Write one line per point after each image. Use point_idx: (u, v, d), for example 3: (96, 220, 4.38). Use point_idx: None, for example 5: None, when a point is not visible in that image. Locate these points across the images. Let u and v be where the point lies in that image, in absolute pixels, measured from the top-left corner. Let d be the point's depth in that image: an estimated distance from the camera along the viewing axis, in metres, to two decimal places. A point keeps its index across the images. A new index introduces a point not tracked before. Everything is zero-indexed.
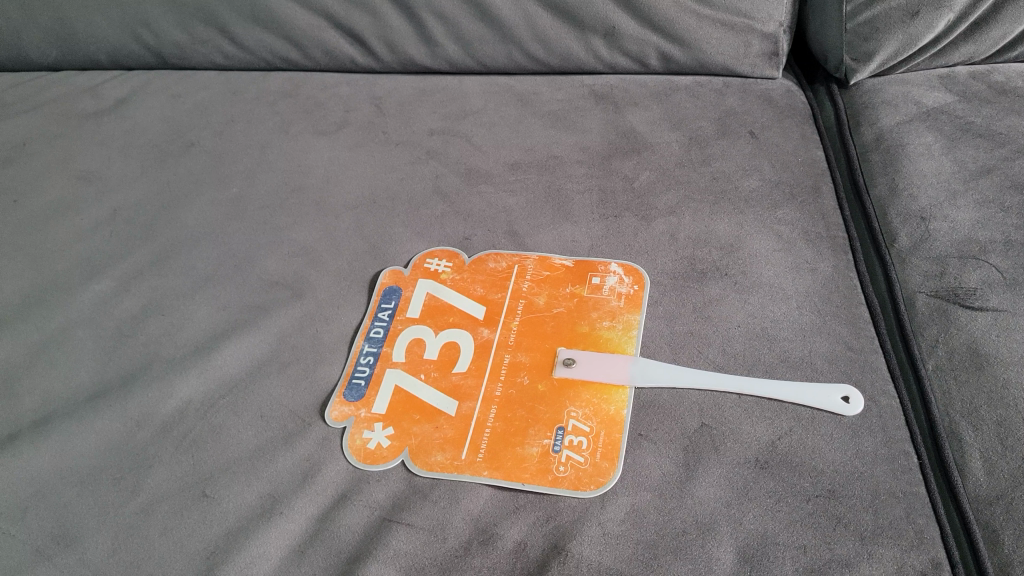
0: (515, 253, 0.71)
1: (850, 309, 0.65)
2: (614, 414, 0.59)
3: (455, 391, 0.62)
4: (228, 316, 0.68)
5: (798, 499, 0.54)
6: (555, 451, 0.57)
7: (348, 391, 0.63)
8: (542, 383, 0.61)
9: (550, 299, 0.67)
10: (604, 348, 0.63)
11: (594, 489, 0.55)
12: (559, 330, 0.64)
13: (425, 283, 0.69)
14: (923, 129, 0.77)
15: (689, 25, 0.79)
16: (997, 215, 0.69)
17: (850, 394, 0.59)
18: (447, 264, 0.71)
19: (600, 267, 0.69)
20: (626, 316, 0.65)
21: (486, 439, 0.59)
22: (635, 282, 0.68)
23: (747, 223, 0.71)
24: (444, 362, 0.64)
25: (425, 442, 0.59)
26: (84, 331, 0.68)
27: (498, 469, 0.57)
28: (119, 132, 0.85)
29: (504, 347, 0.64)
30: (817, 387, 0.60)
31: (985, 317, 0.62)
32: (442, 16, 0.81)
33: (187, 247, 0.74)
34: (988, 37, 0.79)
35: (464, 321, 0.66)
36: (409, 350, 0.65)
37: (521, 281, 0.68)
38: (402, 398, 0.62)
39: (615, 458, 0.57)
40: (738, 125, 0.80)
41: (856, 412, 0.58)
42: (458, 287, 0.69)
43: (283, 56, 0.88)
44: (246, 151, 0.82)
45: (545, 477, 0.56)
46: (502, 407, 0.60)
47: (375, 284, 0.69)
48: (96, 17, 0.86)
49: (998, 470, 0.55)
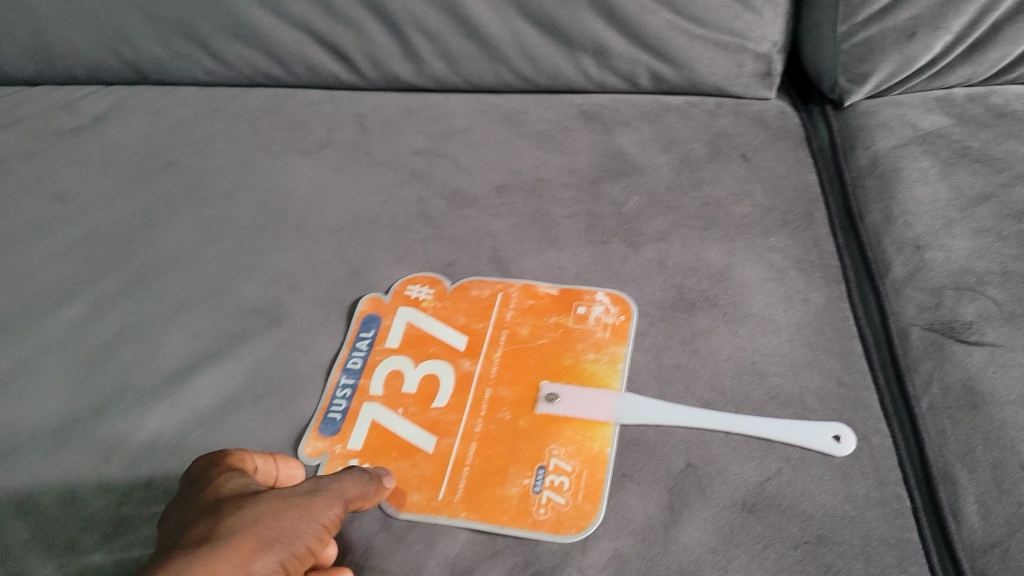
0: (500, 279, 0.69)
1: (842, 342, 0.64)
2: (597, 453, 0.57)
3: (434, 428, 0.60)
4: (203, 344, 0.66)
5: (786, 545, 0.53)
6: (536, 492, 0.56)
7: (323, 426, 0.61)
8: (524, 419, 0.60)
9: (534, 330, 0.65)
10: (588, 381, 0.61)
11: (576, 532, 0.54)
12: (542, 363, 0.63)
13: (405, 310, 0.67)
14: (919, 153, 0.75)
15: (680, 44, 0.77)
16: (994, 244, 0.67)
17: (842, 433, 0.58)
18: (428, 291, 0.68)
19: (586, 295, 0.67)
20: (612, 348, 0.63)
21: (465, 479, 0.57)
22: (621, 312, 0.66)
23: (738, 250, 0.70)
24: (423, 396, 0.62)
25: (403, 482, 0.57)
26: (55, 358, 0.66)
27: (476, 511, 0.55)
28: (97, 149, 0.82)
29: (485, 380, 0.62)
30: (807, 425, 0.58)
31: (981, 352, 0.61)
32: (428, 32, 0.79)
33: (163, 270, 0.72)
34: (986, 58, 0.77)
35: (445, 352, 0.64)
36: (387, 383, 0.63)
37: (504, 310, 0.66)
38: (379, 434, 0.60)
39: (598, 499, 0.55)
40: (730, 148, 0.78)
41: (847, 453, 0.57)
42: (440, 314, 0.67)
43: (266, 72, 0.85)
44: (225, 170, 0.79)
45: (525, 519, 0.55)
46: (482, 444, 0.59)
47: (355, 311, 0.68)
48: (74, 32, 0.83)
49: (993, 516, 0.53)
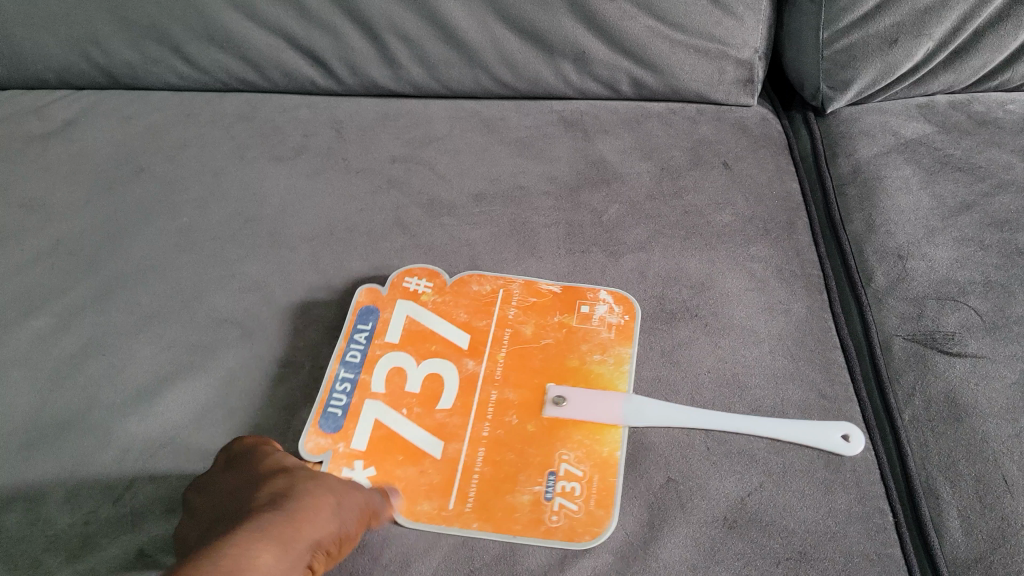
0: (499, 275, 0.68)
1: (824, 352, 0.63)
2: (607, 457, 0.57)
3: (440, 430, 0.59)
4: (174, 357, 0.65)
5: (767, 563, 0.52)
6: (547, 499, 0.55)
7: (323, 422, 0.59)
8: (532, 423, 0.58)
9: (537, 330, 0.64)
10: (597, 382, 0.61)
11: (589, 540, 0.53)
12: (547, 364, 0.62)
13: (404, 305, 0.66)
14: (901, 161, 0.74)
15: (661, 50, 0.76)
16: (976, 253, 0.67)
17: (850, 431, 0.58)
18: (425, 286, 0.67)
19: (589, 294, 0.66)
20: (617, 349, 0.63)
21: (474, 486, 0.56)
22: (625, 312, 0.65)
23: (719, 260, 0.69)
24: (427, 396, 0.60)
25: (410, 487, 0.56)
26: (20, 372, 0.64)
27: (488, 521, 0.54)
28: (65, 155, 0.79)
29: (491, 381, 0.61)
30: (816, 423, 0.58)
31: (963, 363, 0.61)
32: (407, 38, 0.78)
33: (132, 280, 0.70)
34: (968, 66, 0.77)
35: (447, 350, 0.63)
36: (389, 381, 0.61)
37: (506, 308, 0.65)
38: (383, 434, 0.59)
39: (610, 506, 0.54)
40: (712, 155, 0.77)
41: (857, 451, 0.57)
42: (440, 311, 0.65)
43: (241, 77, 0.83)
44: (198, 177, 0.77)
45: (537, 528, 0.54)
46: (490, 449, 0.57)
47: (353, 303, 0.66)
48: (42, 34, 0.80)
49: (975, 531, 0.53)
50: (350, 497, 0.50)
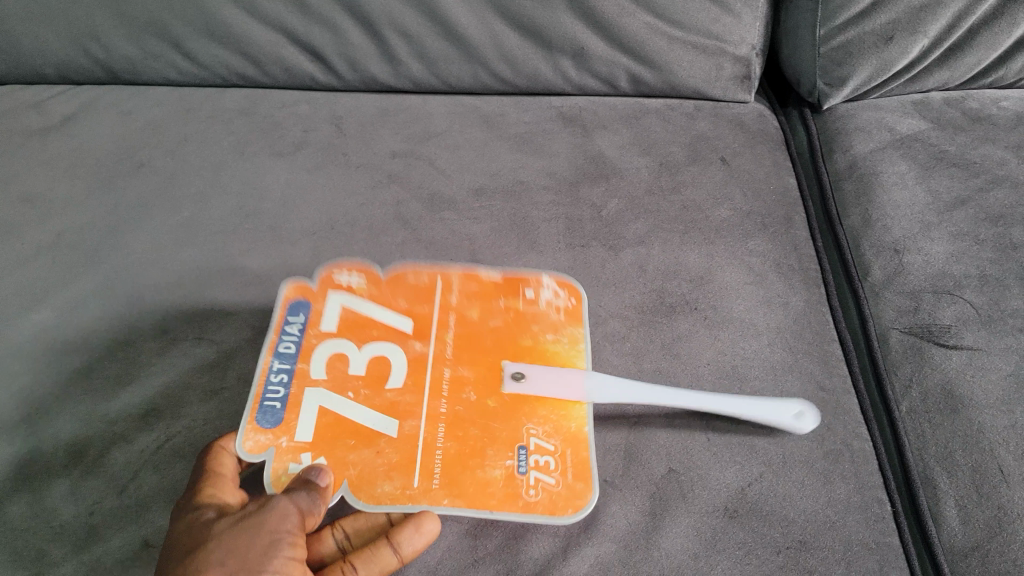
0: (433, 266, 0.65)
1: (822, 345, 0.64)
2: (576, 432, 0.57)
3: (393, 409, 0.56)
4: (176, 351, 0.65)
5: (768, 551, 0.53)
6: (522, 473, 0.54)
7: (260, 414, 0.54)
8: (492, 400, 0.57)
9: (485, 312, 0.63)
10: (554, 360, 0.60)
11: (572, 513, 0.53)
12: (500, 344, 0.61)
13: (333, 291, 0.62)
14: (897, 157, 0.75)
15: (659, 47, 0.77)
16: (972, 247, 0.68)
17: (802, 409, 0.59)
18: (355, 269, 0.64)
19: (533, 280, 0.66)
20: (569, 330, 0.63)
21: (440, 462, 0.54)
22: (572, 295, 0.65)
23: (718, 254, 0.70)
24: (374, 378, 0.58)
25: (367, 471, 0.53)
26: (23, 365, 0.64)
27: (460, 496, 0.52)
28: (65, 151, 0.79)
29: (443, 360, 0.59)
30: (768, 402, 0.59)
31: (959, 356, 0.62)
32: (406, 34, 0.78)
33: (134, 274, 0.70)
34: (963, 63, 0.78)
35: (389, 332, 0.60)
36: (331, 367, 0.58)
37: (449, 294, 0.64)
38: (329, 421, 0.55)
39: (589, 478, 0.55)
40: (709, 151, 0.78)
41: (807, 431, 0.59)
42: (374, 295, 0.63)
43: (240, 73, 0.83)
44: (198, 172, 0.77)
45: (515, 502, 0.53)
46: (451, 425, 0.56)
47: (281, 294, 0.61)
48: (41, 29, 0.79)
49: (972, 520, 0.54)
50: (256, 536, 0.47)
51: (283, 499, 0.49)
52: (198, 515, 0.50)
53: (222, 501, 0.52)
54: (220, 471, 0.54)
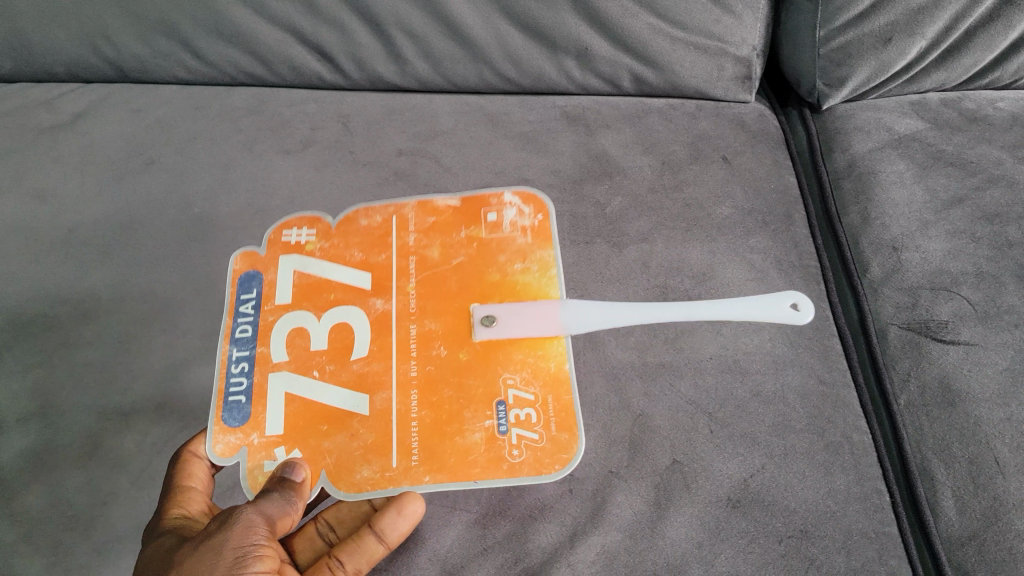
0: (386, 206, 0.74)
1: (822, 340, 0.66)
2: (556, 372, 0.63)
3: (361, 383, 0.62)
4: (187, 345, 0.66)
5: (770, 540, 0.55)
6: (502, 432, 0.60)
7: (228, 413, 0.62)
8: (463, 352, 0.63)
9: (445, 251, 0.70)
10: (525, 297, 0.67)
11: (559, 469, 0.58)
12: (464, 287, 0.67)
13: (285, 258, 0.70)
14: (895, 157, 0.76)
15: (662, 47, 0.78)
16: (969, 245, 0.70)
17: (800, 301, 0.67)
18: (307, 227, 0.72)
19: (494, 203, 0.74)
20: (537, 255, 0.70)
21: (417, 436, 0.60)
22: (536, 213, 0.73)
23: (720, 251, 0.71)
24: (339, 349, 0.64)
25: (344, 458, 0.60)
26: (39, 359, 0.66)
27: (441, 471, 0.58)
28: (76, 149, 0.80)
29: (405, 318, 0.65)
30: (767, 298, 0.67)
31: (957, 351, 0.63)
32: (413, 34, 0.79)
33: (146, 269, 0.71)
34: (960, 64, 0.79)
35: (350, 297, 0.67)
36: (293, 345, 0.65)
37: (405, 235, 0.71)
38: (297, 407, 0.62)
39: (572, 428, 0.60)
40: (711, 150, 0.79)
41: (806, 321, 0.66)
42: (329, 256, 0.70)
43: (248, 71, 0.84)
44: (208, 170, 0.78)
45: (500, 468, 0.58)
46: (425, 390, 0.62)
47: (231, 272, 0.70)
48: (53, 28, 0.80)
49: (969, 510, 0.56)
50: (222, 551, 0.49)
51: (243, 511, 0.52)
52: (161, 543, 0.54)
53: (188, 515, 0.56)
54: (190, 485, 0.58)
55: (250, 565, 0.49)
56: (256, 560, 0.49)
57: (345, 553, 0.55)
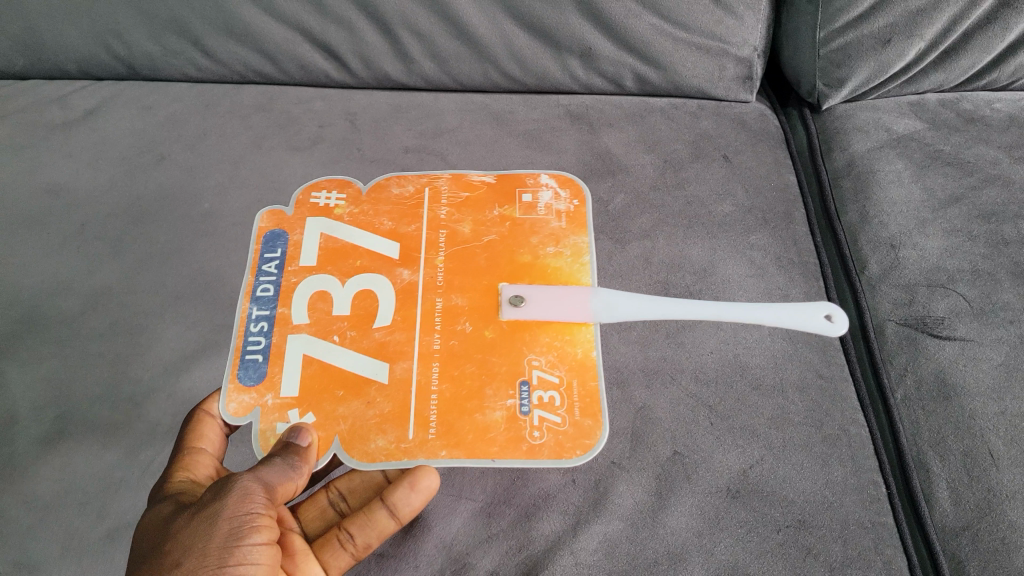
0: (420, 176, 0.77)
1: (821, 335, 0.67)
2: (582, 359, 0.64)
3: (382, 352, 0.65)
4: (198, 336, 0.68)
5: (769, 529, 0.56)
6: (524, 413, 0.62)
7: (244, 372, 0.64)
8: (488, 330, 0.66)
9: (478, 228, 0.72)
10: (556, 280, 0.69)
11: (582, 452, 0.60)
12: (494, 265, 0.69)
13: (313, 222, 0.73)
14: (894, 156, 0.78)
15: (664, 48, 0.80)
16: (965, 243, 0.71)
17: (834, 313, 0.68)
18: (336, 192, 0.76)
19: (529, 184, 0.76)
20: (571, 241, 0.71)
21: (437, 409, 0.62)
22: (575, 198, 0.75)
23: (720, 248, 0.72)
24: (360, 316, 0.67)
25: (359, 426, 0.61)
26: (51, 349, 0.67)
27: (458, 449, 0.60)
28: (88, 144, 0.82)
29: (431, 291, 0.68)
30: (802, 308, 0.68)
31: (953, 346, 0.64)
32: (419, 34, 0.80)
33: (157, 263, 0.72)
34: (957, 65, 0.80)
35: (376, 266, 0.70)
36: (315, 311, 0.67)
37: (438, 208, 0.74)
38: (314, 370, 0.64)
39: (597, 415, 0.62)
40: (712, 149, 0.80)
41: (839, 332, 0.67)
42: (357, 222, 0.73)
43: (257, 69, 0.85)
44: (217, 165, 0.80)
45: (519, 447, 0.60)
46: (447, 363, 0.64)
47: (256, 229, 0.73)
48: (65, 26, 0.81)
49: (963, 501, 0.57)
50: (218, 521, 0.50)
51: (240, 479, 0.52)
52: (160, 509, 0.55)
53: (190, 478, 0.58)
54: (201, 447, 0.60)
55: (245, 535, 0.50)
56: (251, 529, 0.50)
57: (356, 526, 0.56)
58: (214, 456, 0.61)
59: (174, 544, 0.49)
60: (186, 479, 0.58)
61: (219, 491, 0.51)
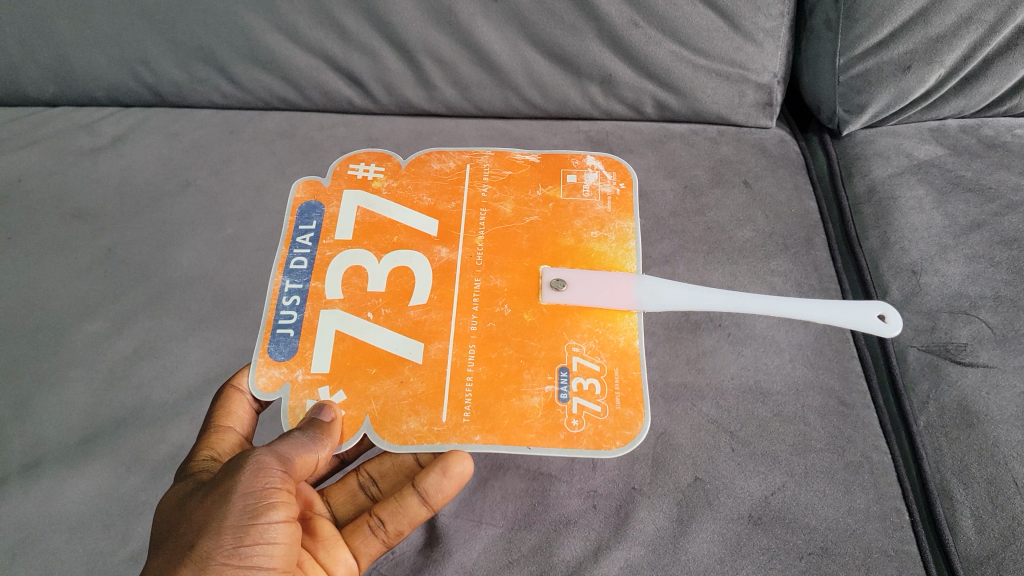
0: (460, 151, 0.77)
1: (842, 362, 0.67)
2: (625, 347, 0.64)
3: (417, 332, 0.64)
4: (222, 361, 0.68)
5: (792, 556, 0.56)
6: (562, 401, 0.61)
7: (275, 346, 0.64)
8: (528, 313, 0.65)
9: (521, 210, 0.72)
10: (600, 265, 0.69)
11: (620, 446, 0.59)
12: (537, 247, 0.69)
13: (350, 195, 0.73)
14: (914, 182, 0.78)
15: (685, 75, 0.80)
16: (987, 269, 0.71)
17: (888, 313, 0.65)
18: (375, 165, 0.76)
19: (574, 165, 0.77)
20: (616, 227, 0.71)
21: (473, 392, 0.61)
22: (620, 181, 0.75)
23: (741, 274, 0.73)
24: (395, 293, 0.67)
25: (390, 407, 0.62)
26: (78, 372, 0.68)
27: (492, 434, 0.60)
28: (115, 171, 0.83)
29: (470, 270, 0.67)
30: (856, 306, 0.65)
31: (975, 373, 0.64)
32: (441, 61, 0.81)
33: (181, 288, 0.73)
34: (978, 92, 0.80)
35: (413, 242, 0.70)
36: (350, 288, 0.67)
37: (480, 187, 0.74)
38: (347, 347, 0.64)
39: (639, 407, 0.62)
40: (732, 174, 0.81)
41: (892, 335, 0.64)
42: (397, 197, 0.73)
43: (281, 96, 0.86)
44: (241, 191, 0.81)
45: (557, 436, 0.60)
46: (484, 345, 0.63)
47: (293, 199, 0.73)
48: (94, 55, 0.83)
49: (988, 529, 0.57)
50: (232, 498, 0.50)
51: (256, 454, 0.53)
52: (180, 489, 0.55)
53: (212, 454, 0.60)
54: (228, 425, 0.62)
55: (262, 513, 0.50)
56: (267, 508, 0.51)
57: (387, 513, 0.59)
58: (240, 435, 0.63)
59: (190, 524, 0.50)
60: (209, 457, 0.60)
61: (234, 466, 0.52)
